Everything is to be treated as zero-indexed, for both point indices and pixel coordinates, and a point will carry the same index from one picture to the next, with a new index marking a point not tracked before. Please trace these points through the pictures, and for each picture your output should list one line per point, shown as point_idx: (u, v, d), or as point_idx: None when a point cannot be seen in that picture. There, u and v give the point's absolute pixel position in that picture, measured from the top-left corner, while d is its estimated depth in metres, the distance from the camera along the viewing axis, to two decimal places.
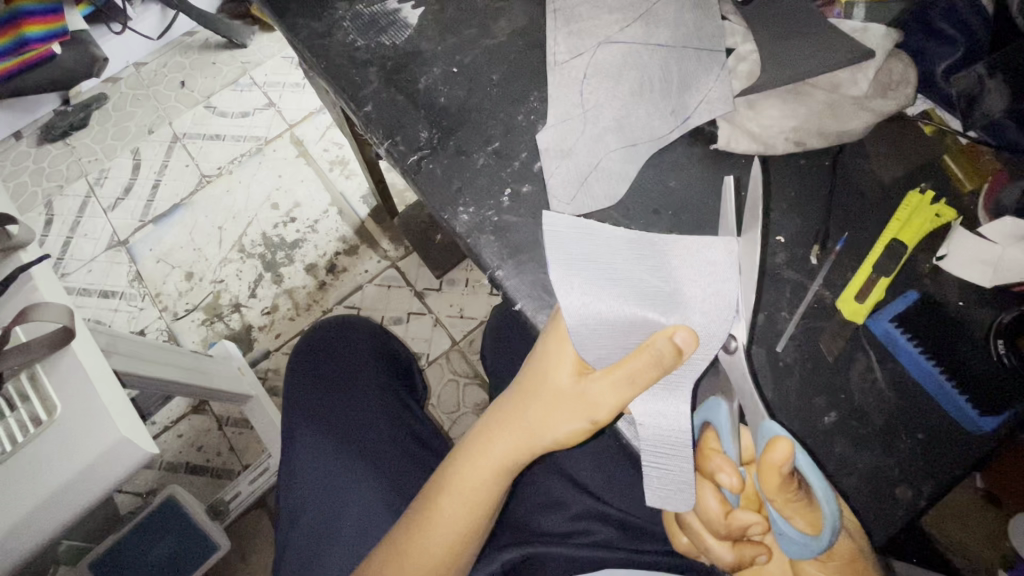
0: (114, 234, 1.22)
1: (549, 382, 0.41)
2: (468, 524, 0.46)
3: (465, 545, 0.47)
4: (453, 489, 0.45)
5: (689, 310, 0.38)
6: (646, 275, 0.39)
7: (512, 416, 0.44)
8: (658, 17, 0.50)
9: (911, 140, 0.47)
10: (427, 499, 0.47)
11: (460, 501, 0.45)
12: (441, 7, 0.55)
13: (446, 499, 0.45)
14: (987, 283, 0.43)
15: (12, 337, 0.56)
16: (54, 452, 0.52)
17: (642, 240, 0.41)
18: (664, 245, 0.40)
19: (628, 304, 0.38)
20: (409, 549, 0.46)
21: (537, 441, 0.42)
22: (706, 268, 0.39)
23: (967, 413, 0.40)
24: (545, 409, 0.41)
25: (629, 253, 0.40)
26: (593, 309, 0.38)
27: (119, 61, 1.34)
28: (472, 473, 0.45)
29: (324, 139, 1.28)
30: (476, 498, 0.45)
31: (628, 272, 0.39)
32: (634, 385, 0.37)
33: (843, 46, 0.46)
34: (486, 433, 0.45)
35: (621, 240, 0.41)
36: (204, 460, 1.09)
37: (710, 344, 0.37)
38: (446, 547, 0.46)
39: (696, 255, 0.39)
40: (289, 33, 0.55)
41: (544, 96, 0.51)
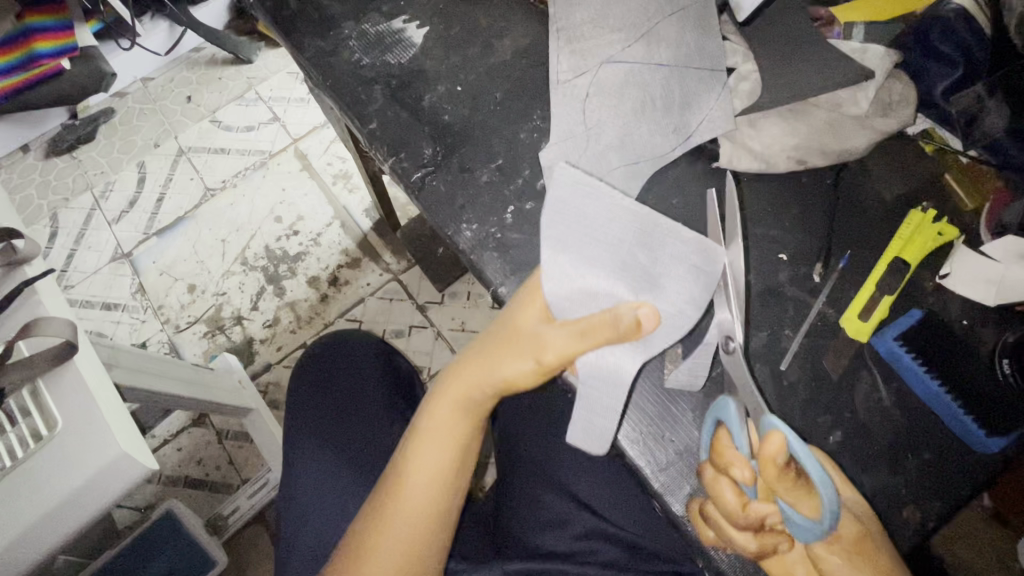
0: (117, 246, 1.23)
1: (512, 323, 0.42)
2: (446, 464, 0.46)
3: (444, 499, 0.47)
4: (428, 433, 0.46)
5: (659, 299, 0.40)
6: (635, 250, 0.40)
7: (476, 356, 0.44)
8: (660, 36, 0.51)
9: (912, 159, 0.47)
10: (406, 449, 0.47)
11: (434, 445, 0.46)
12: (446, 27, 0.55)
13: (421, 441, 0.46)
14: (992, 300, 0.42)
15: (15, 352, 0.56)
16: (53, 467, 0.52)
17: (646, 216, 0.40)
18: (663, 225, 0.40)
19: (604, 274, 0.40)
20: (389, 499, 0.46)
21: (493, 378, 0.43)
22: (688, 266, 0.40)
23: (974, 434, 0.40)
24: (504, 348, 0.42)
25: (626, 223, 0.40)
26: (568, 265, 0.40)
27: (127, 76, 1.36)
28: (441, 413, 0.46)
29: (327, 154, 1.29)
30: (450, 439, 0.46)
31: (619, 242, 0.40)
32: (586, 339, 0.38)
33: (842, 68, 0.47)
34: (456, 375, 0.46)
35: (625, 209, 0.40)
36: (204, 474, 1.09)
37: (671, 330, 0.40)
38: (425, 491, 0.46)
39: (687, 250, 0.40)
40: (297, 52, 0.56)
41: (546, 114, 0.51)
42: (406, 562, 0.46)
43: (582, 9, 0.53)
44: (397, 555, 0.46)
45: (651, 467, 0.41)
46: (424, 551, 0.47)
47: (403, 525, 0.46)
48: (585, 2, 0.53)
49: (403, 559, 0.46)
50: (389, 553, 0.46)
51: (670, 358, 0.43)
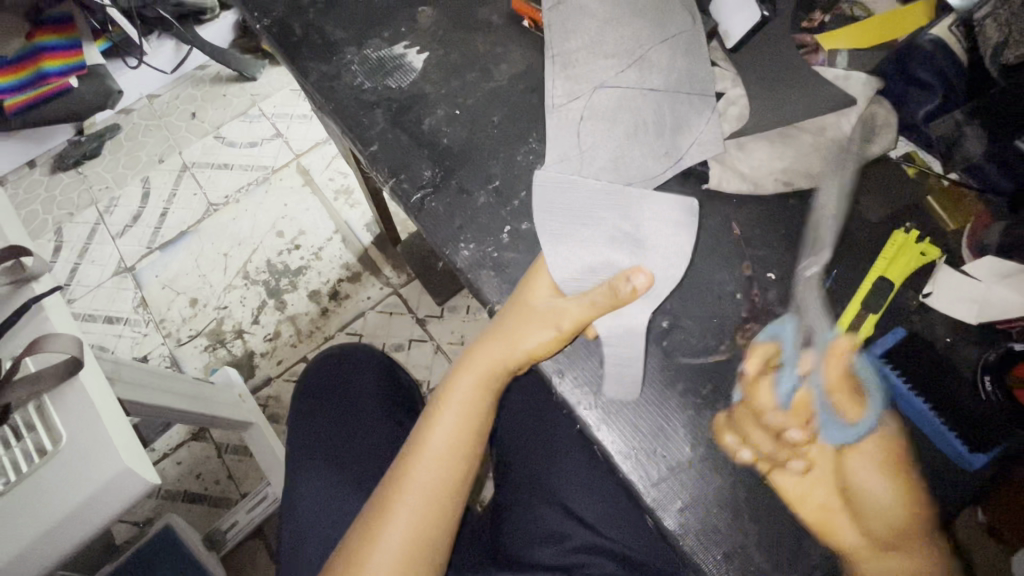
0: (121, 261, 1.24)
1: (526, 301, 0.46)
2: (465, 438, 0.48)
3: (458, 476, 0.48)
4: (445, 408, 0.48)
5: (649, 253, 0.47)
6: (619, 220, 0.47)
7: (494, 333, 0.47)
8: (652, 62, 0.53)
9: (897, 182, 0.48)
10: (424, 423, 0.49)
11: (451, 419, 0.48)
12: (445, 52, 0.57)
13: (441, 415, 0.48)
14: (974, 319, 0.44)
15: (22, 367, 0.57)
16: (57, 482, 0.53)
17: (620, 190, 0.48)
18: (636, 194, 0.48)
19: (601, 248, 0.47)
20: (403, 472, 0.47)
21: (514, 353, 0.46)
22: (668, 218, 0.48)
23: (955, 449, 0.41)
24: (520, 319, 0.46)
25: (606, 200, 0.48)
26: (565, 246, 0.47)
27: (133, 94, 1.39)
28: (463, 387, 0.48)
29: (329, 169, 1.31)
30: (466, 414, 0.48)
31: (604, 217, 0.48)
32: (593, 309, 0.44)
33: (825, 95, 0.49)
34: (475, 351, 0.48)
35: (601, 190, 0.48)
36: (202, 488, 1.09)
37: (667, 281, 0.46)
38: (444, 464, 0.47)
39: (661, 206, 0.48)
40: (301, 77, 0.58)
41: (542, 137, 0.53)
42: (416, 539, 0.46)
43: (577, 36, 0.55)
44: (411, 529, 0.46)
45: (644, 482, 0.42)
46: (434, 531, 0.46)
47: (417, 497, 0.46)
48: (579, 29, 0.55)
49: (415, 535, 0.46)
50: (402, 526, 0.46)
51: (662, 375, 0.45)
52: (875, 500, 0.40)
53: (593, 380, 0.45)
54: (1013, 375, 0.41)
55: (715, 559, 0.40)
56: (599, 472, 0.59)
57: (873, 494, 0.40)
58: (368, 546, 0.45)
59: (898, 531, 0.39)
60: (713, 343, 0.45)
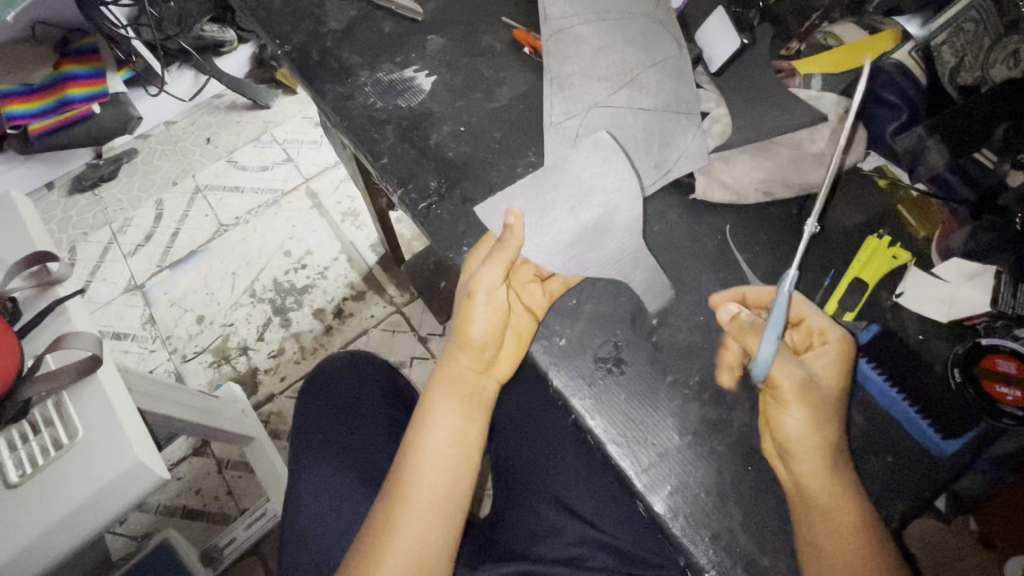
0: (131, 278, 1.28)
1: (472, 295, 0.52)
2: (453, 448, 0.50)
3: (452, 480, 0.49)
4: (434, 417, 0.50)
5: (598, 190, 0.51)
6: (562, 190, 0.51)
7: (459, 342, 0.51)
8: (642, 84, 0.57)
9: (870, 192, 0.53)
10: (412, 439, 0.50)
11: (441, 428, 0.50)
12: (452, 76, 0.62)
13: (430, 430, 0.50)
14: (944, 318, 0.47)
15: (43, 365, 0.60)
16: (73, 474, 0.55)
17: (544, 172, 0.52)
18: (560, 161, 0.52)
19: (572, 218, 0.50)
20: (400, 478, 0.49)
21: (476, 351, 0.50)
22: (600, 159, 0.52)
23: (928, 436, 0.44)
24: (464, 315, 0.50)
25: (544, 186, 0.51)
26: (541, 243, 0.50)
27: (152, 120, 1.45)
28: (442, 401, 0.51)
29: (337, 193, 1.36)
30: (456, 427, 0.50)
31: (553, 200, 0.51)
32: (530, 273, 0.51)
33: (799, 113, 0.53)
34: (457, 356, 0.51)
35: (533, 184, 0.51)
36: (201, 504, 1.10)
37: (631, 202, 0.51)
38: (440, 474, 0.49)
39: (588, 155, 0.52)
40: (318, 97, 0.62)
41: (540, 151, 0.57)
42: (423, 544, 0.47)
43: (574, 61, 0.59)
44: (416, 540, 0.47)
45: (635, 469, 0.44)
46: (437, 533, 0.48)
47: (418, 508, 0.48)
48: (575, 55, 0.60)
49: (422, 543, 0.47)
50: (409, 537, 0.47)
51: (651, 369, 0.48)
52: (795, 440, 0.42)
53: (585, 373, 0.48)
54: (981, 367, 0.45)
55: (704, 541, 0.43)
56: (595, 471, 0.61)
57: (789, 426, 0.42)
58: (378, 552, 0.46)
59: (812, 460, 0.42)
60: (700, 339, 0.49)
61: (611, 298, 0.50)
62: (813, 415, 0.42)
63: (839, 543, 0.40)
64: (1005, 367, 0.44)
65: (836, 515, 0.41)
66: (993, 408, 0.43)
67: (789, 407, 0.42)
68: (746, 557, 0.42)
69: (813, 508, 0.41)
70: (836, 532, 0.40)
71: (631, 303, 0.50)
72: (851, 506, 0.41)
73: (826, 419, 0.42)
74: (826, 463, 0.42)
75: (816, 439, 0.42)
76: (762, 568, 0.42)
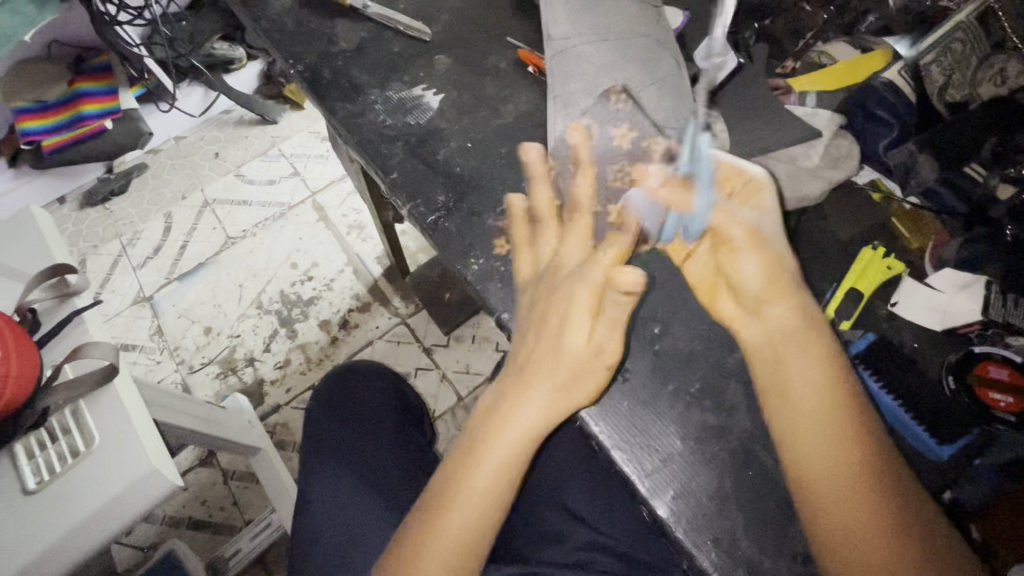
0: (140, 290, 1.31)
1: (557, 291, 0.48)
2: (518, 446, 0.45)
3: (509, 481, 0.44)
4: (517, 411, 0.45)
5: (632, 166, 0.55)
6: (599, 166, 0.56)
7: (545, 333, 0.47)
8: (642, 101, 0.59)
9: (864, 206, 0.55)
10: (480, 429, 0.46)
11: (511, 424, 0.45)
12: (459, 94, 0.64)
13: (497, 425, 0.45)
14: (937, 326, 0.49)
15: (62, 374, 0.62)
16: (89, 481, 0.57)
17: (582, 155, 0.56)
18: (595, 145, 0.57)
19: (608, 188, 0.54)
20: (465, 464, 0.45)
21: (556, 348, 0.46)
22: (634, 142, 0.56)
23: (926, 443, 0.46)
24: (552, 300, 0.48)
25: (580, 167, 0.56)
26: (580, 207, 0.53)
27: (162, 135, 1.48)
28: (514, 393, 0.46)
29: (344, 206, 1.38)
30: (525, 433, 0.45)
31: (590, 173, 0.55)
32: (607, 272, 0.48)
33: (794, 129, 0.55)
34: (544, 353, 0.46)
35: (572, 164, 0.56)
36: (207, 514, 1.10)
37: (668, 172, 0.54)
38: (499, 471, 0.44)
39: (621, 139, 0.57)
40: (329, 114, 0.65)
41: (544, 167, 0.59)
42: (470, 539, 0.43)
43: (576, 78, 0.62)
44: (460, 537, 0.43)
45: (638, 474, 0.45)
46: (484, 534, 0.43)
47: (467, 504, 0.43)
48: (578, 72, 0.62)
49: (463, 543, 0.43)
50: (454, 535, 0.43)
51: (653, 376, 0.49)
52: (861, 435, 0.40)
53: None
54: (975, 374, 0.46)
55: (706, 545, 0.44)
56: (598, 478, 0.62)
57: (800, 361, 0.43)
58: (428, 531, 0.43)
59: (865, 450, 0.40)
60: (700, 348, 0.50)
61: None
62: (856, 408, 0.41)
63: (887, 536, 0.37)
64: (996, 374, 0.45)
65: (889, 506, 0.38)
66: (989, 415, 0.45)
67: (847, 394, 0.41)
68: (747, 561, 0.43)
69: (847, 474, 0.39)
70: (867, 508, 0.38)
71: (632, 313, 0.52)
72: (916, 507, 0.38)
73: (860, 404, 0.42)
74: (877, 445, 0.40)
75: (870, 433, 0.40)
76: (763, 570, 0.43)
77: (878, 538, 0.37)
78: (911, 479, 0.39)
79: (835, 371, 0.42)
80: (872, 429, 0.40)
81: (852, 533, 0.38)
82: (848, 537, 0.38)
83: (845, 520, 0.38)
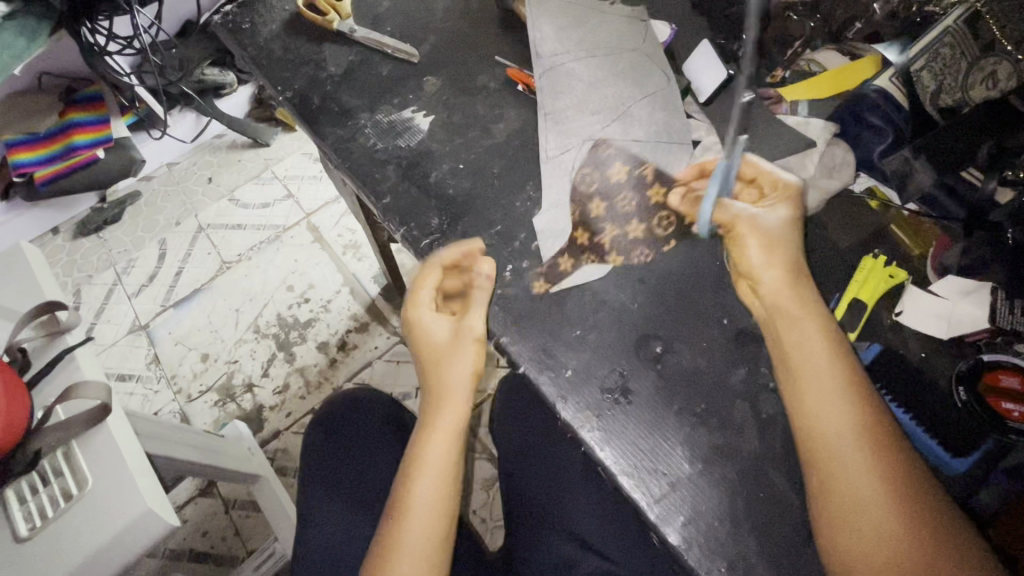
0: (136, 319, 1.29)
1: (427, 340, 0.53)
2: (450, 454, 0.53)
3: (450, 480, 0.53)
4: (428, 436, 0.53)
5: (621, 171, 0.57)
6: (592, 172, 0.57)
7: (432, 358, 0.53)
8: (633, 117, 0.59)
9: (861, 214, 0.53)
10: (417, 444, 0.53)
11: (439, 438, 0.53)
12: (449, 114, 0.64)
13: (433, 438, 0.53)
14: (945, 334, 0.48)
15: (53, 416, 0.60)
16: (84, 524, 0.55)
17: (570, 162, 0.58)
18: (583, 150, 0.58)
19: (598, 195, 0.56)
20: (405, 499, 0.51)
21: (447, 373, 0.52)
22: (621, 147, 0.58)
23: (940, 456, 0.45)
24: (420, 339, 0.53)
25: (569, 173, 0.57)
26: (567, 219, 0.55)
27: (154, 162, 1.47)
28: (441, 407, 0.53)
29: (338, 226, 1.37)
30: (450, 439, 0.53)
31: (584, 180, 0.57)
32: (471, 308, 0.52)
33: (787, 141, 0.55)
34: (435, 387, 0.53)
35: (564, 171, 0.58)
36: (209, 546, 1.08)
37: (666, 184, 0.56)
38: (440, 476, 0.52)
39: (609, 145, 0.58)
40: (319, 140, 0.64)
41: (538, 184, 0.58)
42: (427, 555, 0.50)
43: (566, 97, 0.62)
44: (425, 538, 0.50)
45: (647, 499, 0.44)
46: (437, 548, 0.51)
47: (423, 511, 0.51)
48: (567, 91, 0.62)
49: (430, 541, 0.50)
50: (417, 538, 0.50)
51: (658, 396, 0.48)
52: (836, 422, 0.43)
53: (592, 404, 0.48)
54: (984, 383, 0.46)
55: (719, 570, 0.43)
56: (606, 498, 0.61)
57: (806, 351, 0.45)
58: (396, 537, 0.50)
59: (854, 441, 0.42)
60: (703, 366, 0.49)
61: (613, 327, 0.51)
62: (838, 398, 0.43)
63: (864, 517, 0.40)
64: (1007, 382, 0.46)
65: (861, 491, 0.41)
66: (1001, 424, 0.45)
67: (826, 387, 0.44)
68: None
69: (853, 456, 0.42)
70: (866, 493, 0.41)
71: (633, 332, 0.51)
72: (892, 491, 0.40)
73: (851, 394, 0.43)
74: (861, 435, 0.42)
75: (853, 421, 0.42)
76: None
77: (877, 522, 0.40)
78: (895, 467, 0.41)
79: (831, 362, 0.45)
80: (850, 416, 0.43)
81: (854, 516, 0.40)
82: (852, 521, 0.40)
83: (847, 504, 0.41)
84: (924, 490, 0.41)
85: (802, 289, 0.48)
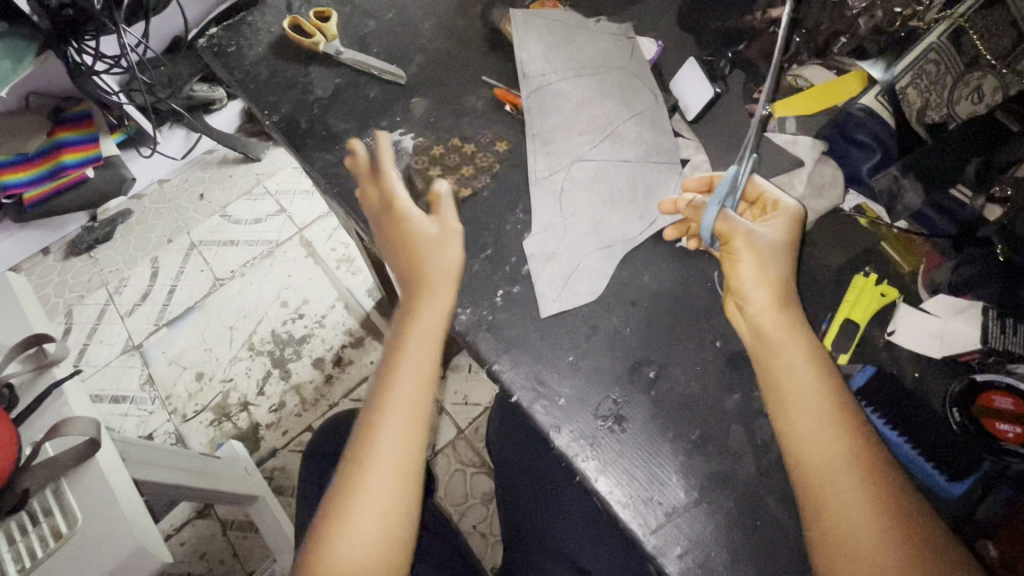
0: (128, 339, 1.28)
1: (411, 220, 0.52)
2: (424, 373, 0.49)
3: (423, 404, 0.49)
4: (402, 351, 0.49)
5: (610, 192, 0.57)
6: (581, 193, 0.57)
7: (408, 242, 0.51)
8: (621, 136, 0.60)
9: (852, 233, 0.53)
10: (390, 355, 0.50)
11: (413, 351, 0.49)
12: (437, 136, 0.63)
13: (409, 350, 0.49)
14: (937, 353, 0.48)
15: (41, 453, 0.59)
16: (73, 565, 0.54)
17: (559, 183, 0.58)
18: (571, 170, 0.58)
19: (589, 217, 0.56)
20: (375, 415, 0.48)
21: (429, 264, 0.50)
22: (608, 167, 0.58)
23: (936, 480, 0.45)
24: (398, 221, 0.52)
25: (559, 195, 0.57)
26: (557, 242, 0.55)
27: (145, 180, 1.46)
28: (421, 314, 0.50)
29: (331, 240, 1.37)
30: (426, 364, 0.49)
31: (573, 201, 0.57)
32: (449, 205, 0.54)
33: (775, 162, 0.55)
34: (417, 273, 0.50)
35: (553, 193, 0.57)
36: (207, 569, 1.07)
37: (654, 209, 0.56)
38: (413, 397, 0.48)
39: (598, 166, 0.58)
40: (307, 165, 0.64)
41: (528, 207, 0.58)
42: (399, 474, 0.46)
43: (554, 116, 0.61)
44: (394, 471, 0.46)
45: (643, 530, 0.44)
46: (405, 492, 0.46)
47: (394, 434, 0.47)
48: (555, 111, 0.62)
49: (398, 481, 0.46)
50: (386, 473, 0.46)
51: (653, 422, 0.48)
52: (827, 447, 0.42)
53: (587, 433, 0.48)
54: (979, 405, 0.46)
55: None
56: (603, 519, 0.61)
57: (794, 375, 0.45)
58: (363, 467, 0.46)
59: (845, 469, 0.42)
60: (698, 391, 0.49)
61: (606, 352, 0.51)
62: (830, 423, 0.43)
63: (856, 543, 0.40)
64: (1002, 404, 0.46)
65: (850, 518, 0.40)
66: (995, 446, 0.45)
67: (818, 412, 0.43)
68: None
69: (844, 483, 0.41)
70: (862, 526, 0.40)
71: (626, 356, 0.50)
72: (886, 518, 0.40)
73: (841, 420, 0.43)
74: (853, 461, 0.42)
75: (843, 448, 0.42)
76: None
77: (874, 554, 0.39)
78: (887, 494, 0.41)
79: (822, 386, 0.44)
80: (841, 443, 0.42)
81: (849, 548, 0.40)
82: (849, 554, 0.40)
83: (838, 531, 0.40)
84: (919, 519, 0.40)
85: (790, 313, 0.46)
